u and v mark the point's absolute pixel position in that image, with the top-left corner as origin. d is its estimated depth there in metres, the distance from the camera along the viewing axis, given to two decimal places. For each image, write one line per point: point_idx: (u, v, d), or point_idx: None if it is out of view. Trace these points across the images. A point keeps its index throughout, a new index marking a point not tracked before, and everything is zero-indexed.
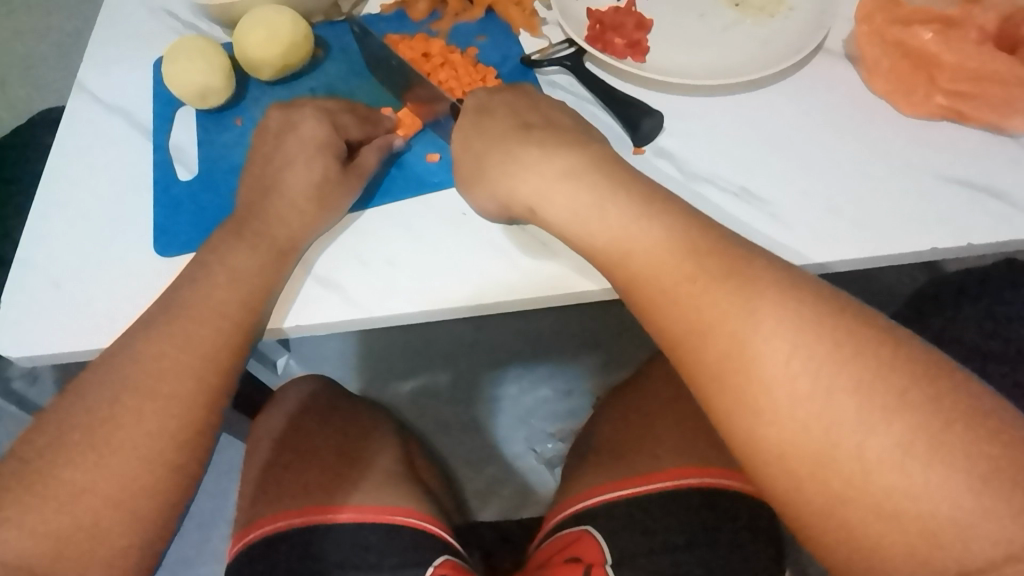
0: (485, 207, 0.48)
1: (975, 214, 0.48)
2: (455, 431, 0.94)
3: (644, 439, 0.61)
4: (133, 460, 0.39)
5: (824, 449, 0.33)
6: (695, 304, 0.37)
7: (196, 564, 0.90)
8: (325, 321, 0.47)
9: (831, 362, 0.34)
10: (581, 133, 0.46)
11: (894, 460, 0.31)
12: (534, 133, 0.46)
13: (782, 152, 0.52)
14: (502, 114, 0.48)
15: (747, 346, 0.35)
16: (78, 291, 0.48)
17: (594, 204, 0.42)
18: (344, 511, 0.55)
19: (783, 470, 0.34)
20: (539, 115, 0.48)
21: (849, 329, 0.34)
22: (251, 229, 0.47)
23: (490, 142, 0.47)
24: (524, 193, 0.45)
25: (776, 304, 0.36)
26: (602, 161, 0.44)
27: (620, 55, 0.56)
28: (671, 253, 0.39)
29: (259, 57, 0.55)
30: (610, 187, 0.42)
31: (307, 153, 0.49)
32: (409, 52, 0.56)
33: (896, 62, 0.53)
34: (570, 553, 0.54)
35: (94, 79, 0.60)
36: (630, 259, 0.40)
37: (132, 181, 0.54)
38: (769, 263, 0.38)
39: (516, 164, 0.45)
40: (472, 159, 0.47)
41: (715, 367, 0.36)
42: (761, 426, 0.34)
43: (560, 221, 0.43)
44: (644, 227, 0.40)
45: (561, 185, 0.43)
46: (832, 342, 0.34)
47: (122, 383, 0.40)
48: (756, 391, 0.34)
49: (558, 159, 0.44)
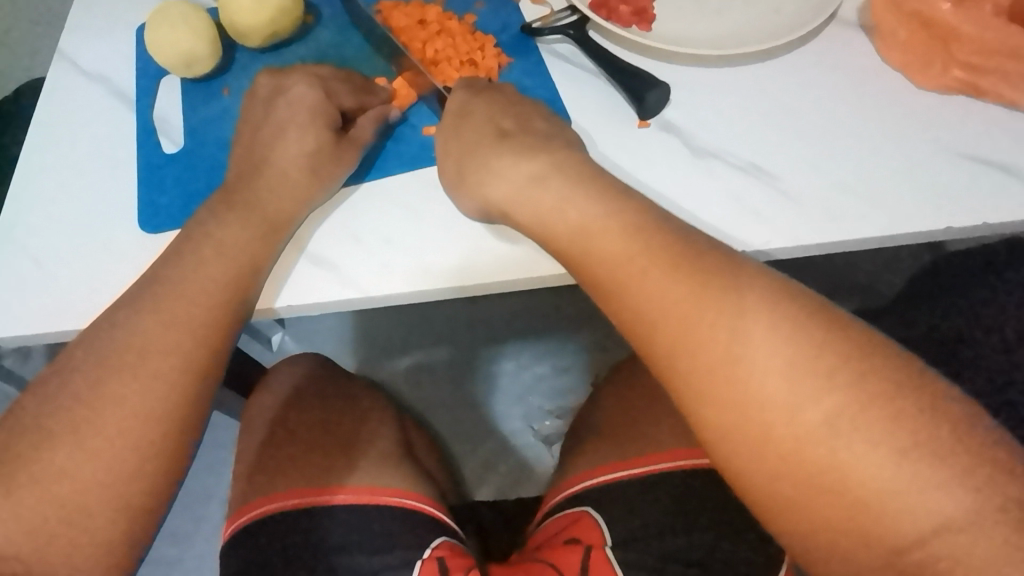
0: (465, 208, 0.46)
1: (992, 192, 0.46)
2: (454, 408, 0.94)
3: (644, 420, 0.60)
4: (118, 445, 0.38)
5: (824, 443, 0.31)
6: (665, 305, 0.36)
7: (193, 541, 0.89)
8: (318, 300, 0.46)
9: (805, 376, 0.32)
10: (553, 136, 0.45)
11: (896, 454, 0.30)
12: (509, 140, 0.44)
13: (789, 127, 0.50)
14: (479, 117, 0.46)
15: (723, 346, 0.34)
16: (61, 269, 0.47)
17: (558, 207, 0.41)
18: (341, 492, 0.54)
19: (781, 465, 0.32)
20: (514, 116, 0.46)
21: (822, 335, 0.33)
22: (242, 201, 0.46)
23: (467, 145, 0.45)
24: (495, 198, 0.43)
25: (747, 305, 0.34)
26: (570, 166, 0.42)
27: (626, 23, 0.54)
28: (641, 258, 0.37)
29: (245, 24, 0.52)
30: (574, 190, 0.41)
31: (299, 119, 0.48)
32: (402, 20, 0.54)
33: (912, 33, 0.51)
34: (570, 534, 0.53)
35: (74, 46, 0.57)
36: (594, 264, 0.39)
37: (116, 153, 0.52)
38: (744, 265, 0.36)
39: (489, 169, 0.44)
40: (449, 162, 0.46)
41: (701, 358, 0.34)
42: (754, 417, 0.32)
43: (531, 227, 0.42)
44: (607, 231, 0.39)
45: (531, 189, 0.42)
46: (801, 347, 0.33)
47: (106, 365, 0.39)
48: (744, 385, 0.33)
49: (529, 165, 0.43)
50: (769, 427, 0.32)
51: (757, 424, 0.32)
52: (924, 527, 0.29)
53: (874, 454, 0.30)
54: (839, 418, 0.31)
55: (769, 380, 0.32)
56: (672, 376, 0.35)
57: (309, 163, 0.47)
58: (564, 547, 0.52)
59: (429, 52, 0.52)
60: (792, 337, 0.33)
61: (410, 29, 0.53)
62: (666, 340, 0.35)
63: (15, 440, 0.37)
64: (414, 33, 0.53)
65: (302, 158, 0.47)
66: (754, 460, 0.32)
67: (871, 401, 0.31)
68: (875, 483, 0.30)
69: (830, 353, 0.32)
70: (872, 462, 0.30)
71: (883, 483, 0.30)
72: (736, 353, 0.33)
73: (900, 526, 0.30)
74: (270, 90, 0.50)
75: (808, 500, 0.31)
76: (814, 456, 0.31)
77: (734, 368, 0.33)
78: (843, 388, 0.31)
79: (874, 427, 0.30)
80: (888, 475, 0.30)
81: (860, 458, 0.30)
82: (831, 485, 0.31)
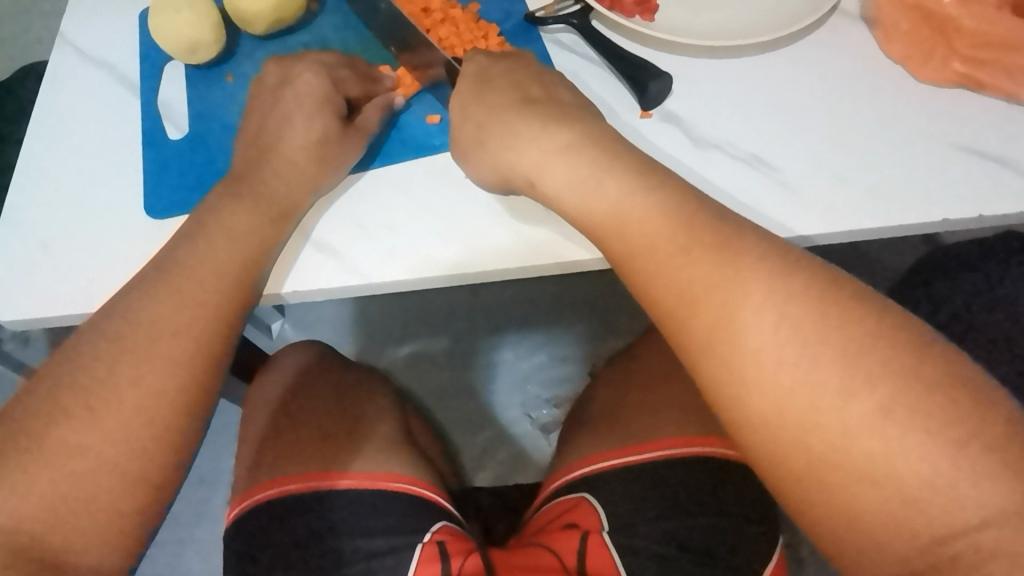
0: (483, 178, 0.46)
1: (989, 184, 0.47)
2: (454, 396, 0.94)
3: (643, 407, 0.61)
4: (128, 427, 0.38)
5: (821, 431, 0.32)
6: (687, 278, 0.37)
7: (195, 525, 0.90)
8: (324, 287, 0.46)
9: (836, 342, 0.33)
10: (581, 108, 0.45)
11: (891, 443, 0.31)
12: (536, 109, 0.45)
13: (790, 118, 0.50)
14: (504, 85, 0.46)
15: (735, 319, 0.35)
16: (66, 253, 0.47)
17: (591, 177, 0.41)
18: (344, 477, 0.55)
19: (779, 451, 0.33)
20: (540, 85, 0.47)
21: (845, 305, 0.34)
22: (249, 187, 0.46)
23: (491, 111, 0.46)
24: (523, 165, 0.43)
25: (765, 279, 0.35)
26: (602, 137, 0.43)
27: (628, 13, 0.54)
28: (677, 232, 0.38)
29: (249, 10, 0.52)
30: (607, 160, 0.41)
31: (306, 107, 0.48)
32: (405, 7, 0.53)
33: (914, 25, 0.51)
34: (568, 519, 0.54)
35: (76, 31, 0.57)
36: (625, 230, 0.40)
37: (119, 139, 0.52)
38: (762, 240, 0.37)
39: (516, 136, 0.44)
40: (472, 129, 0.46)
41: (704, 345, 0.35)
42: (752, 403, 0.34)
43: (557, 197, 0.43)
44: (642, 201, 0.39)
45: (561, 158, 0.42)
46: (823, 316, 0.33)
47: (115, 348, 0.39)
48: (747, 371, 0.34)
49: (559, 133, 0.43)
50: (778, 409, 0.33)
51: (796, 395, 0.33)
52: (920, 515, 0.30)
53: (903, 428, 0.31)
54: (877, 385, 0.31)
55: (805, 348, 0.33)
56: (699, 362, 0.36)
57: (315, 150, 0.47)
58: (563, 532, 0.52)
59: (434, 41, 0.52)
60: (819, 310, 0.34)
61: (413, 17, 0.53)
62: (704, 323, 0.36)
63: (24, 422, 0.37)
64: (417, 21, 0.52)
65: (308, 145, 0.47)
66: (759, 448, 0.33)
67: (891, 377, 0.31)
68: (870, 471, 0.31)
69: (857, 320, 0.33)
70: (889, 442, 0.31)
71: (879, 471, 0.31)
72: (764, 329, 0.34)
73: (897, 516, 0.31)
74: (275, 78, 0.50)
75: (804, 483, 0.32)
76: (818, 441, 0.32)
77: (768, 335, 0.34)
78: (870, 358, 0.32)
79: (902, 402, 0.31)
80: (884, 461, 0.31)
81: (877, 441, 0.31)
82: (830, 471, 0.32)
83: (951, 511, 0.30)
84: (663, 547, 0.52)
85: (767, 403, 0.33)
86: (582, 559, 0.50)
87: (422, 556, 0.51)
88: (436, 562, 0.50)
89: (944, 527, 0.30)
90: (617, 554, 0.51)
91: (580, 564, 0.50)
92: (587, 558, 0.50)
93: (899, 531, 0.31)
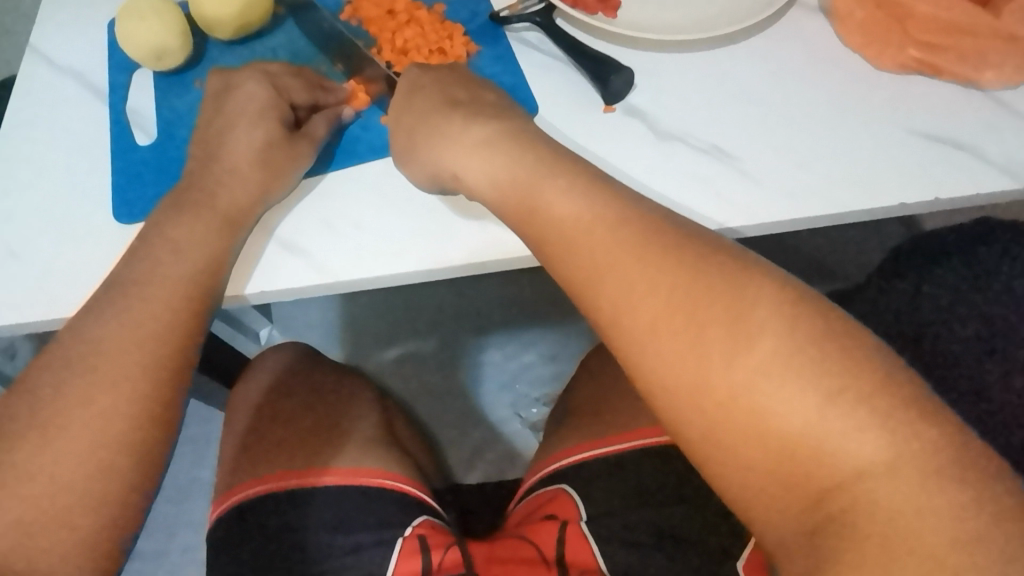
0: (417, 178, 0.47)
1: (946, 166, 0.48)
2: (439, 397, 0.95)
3: (622, 398, 0.62)
4: (98, 431, 0.39)
5: (754, 419, 0.33)
6: (605, 263, 0.38)
7: (181, 532, 0.90)
8: (290, 286, 0.46)
9: (746, 321, 0.34)
10: (504, 108, 0.47)
11: (828, 421, 0.32)
12: (459, 110, 0.46)
13: (753, 108, 0.51)
14: (430, 90, 0.48)
15: (643, 307, 0.36)
16: (38, 259, 0.47)
17: (506, 166, 0.43)
18: (328, 474, 0.56)
19: (711, 441, 0.34)
20: (466, 90, 0.48)
21: (765, 291, 0.35)
22: (193, 199, 0.46)
23: (416, 115, 0.47)
24: (449, 160, 0.45)
25: (697, 271, 0.36)
26: (522, 133, 0.44)
27: (592, 11, 0.54)
28: (584, 216, 0.39)
29: (215, 16, 0.53)
30: (521, 152, 0.43)
31: (249, 115, 0.48)
32: (371, 10, 0.55)
33: (869, 14, 0.53)
34: (547, 510, 0.55)
35: (46, 40, 0.58)
36: (537, 216, 0.41)
37: (89, 145, 0.53)
38: (675, 230, 0.38)
39: (437, 134, 0.46)
40: (404, 132, 0.47)
41: (649, 326, 0.36)
42: (686, 375, 0.34)
43: (479, 191, 0.44)
44: (551, 184, 0.41)
45: (476, 152, 0.44)
46: (754, 301, 0.35)
47: (87, 352, 0.41)
48: (712, 353, 0.34)
49: (478, 129, 0.45)
50: (699, 390, 0.34)
51: (694, 371, 0.34)
52: (855, 477, 0.31)
53: (803, 401, 0.32)
54: (777, 359, 0.33)
55: (730, 335, 0.34)
56: (613, 327, 0.37)
57: (262, 159, 0.47)
58: (542, 523, 0.53)
59: (399, 42, 0.53)
60: (744, 293, 0.35)
61: (380, 19, 0.54)
62: (606, 300, 0.38)
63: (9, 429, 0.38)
64: (382, 23, 0.54)
65: (254, 153, 0.47)
66: (699, 434, 0.35)
67: (800, 348, 0.33)
68: (806, 436, 0.32)
69: (768, 299, 0.35)
70: (789, 415, 0.32)
71: (815, 436, 0.32)
72: (695, 324, 0.35)
73: None
74: (219, 88, 0.50)
75: (739, 468, 0.34)
76: (750, 420, 0.33)
77: (672, 318, 0.36)
78: (776, 335, 0.33)
79: (813, 374, 0.32)
80: (818, 426, 0.32)
81: (780, 411, 0.32)
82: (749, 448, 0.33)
83: (863, 472, 0.31)
84: (640, 534, 0.51)
85: (674, 376, 0.35)
86: (561, 550, 0.51)
87: (402, 549, 0.51)
88: (416, 555, 0.51)
89: (849, 485, 0.31)
90: (599, 546, 0.51)
91: (559, 555, 0.51)
92: (565, 548, 0.51)
93: (816, 490, 0.32)
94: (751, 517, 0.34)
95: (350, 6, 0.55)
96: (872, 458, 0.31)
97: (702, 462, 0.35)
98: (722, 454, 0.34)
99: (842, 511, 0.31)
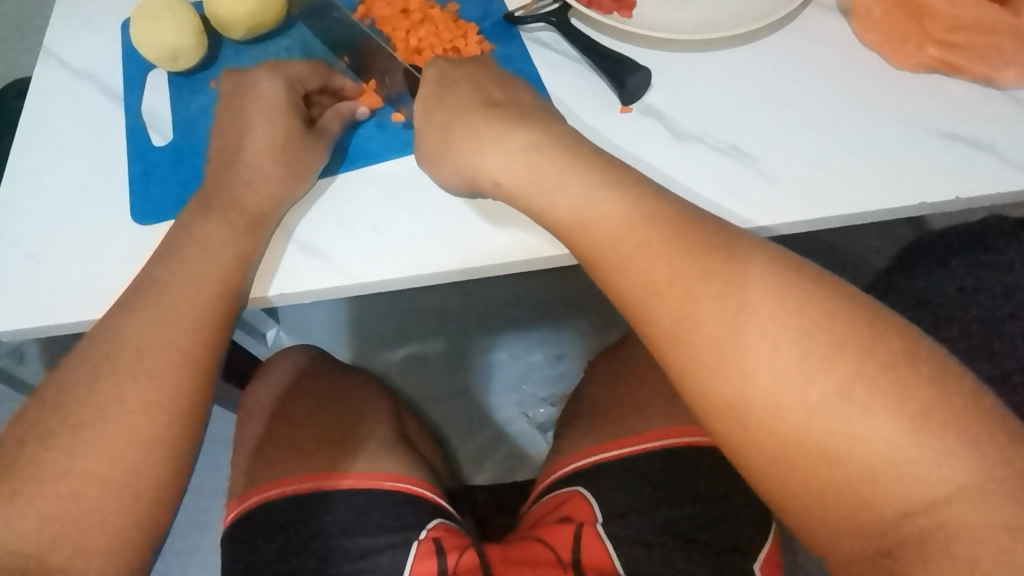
0: (449, 181, 0.46)
1: (968, 165, 0.48)
2: (449, 398, 0.95)
3: (637, 399, 0.61)
4: (130, 428, 0.39)
5: (792, 423, 0.33)
6: (648, 265, 0.38)
7: (197, 534, 0.90)
8: (310, 287, 0.46)
9: (807, 336, 0.34)
10: (543, 111, 0.46)
11: (831, 402, 0.33)
12: (499, 112, 0.46)
13: (774, 106, 0.51)
14: (465, 87, 0.47)
15: (694, 308, 0.36)
16: (57, 263, 0.47)
17: (555, 175, 0.42)
18: (345, 477, 0.55)
19: (750, 442, 0.34)
20: (501, 89, 0.47)
21: (823, 298, 0.35)
22: (215, 200, 0.46)
23: (453, 114, 0.46)
24: (488, 164, 0.44)
25: (761, 280, 0.36)
26: (567, 139, 0.44)
27: (606, 10, 0.54)
28: (640, 229, 0.39)
29: (229, 17, 0.53)
30: (570, 159, 0.42)
31: (267, 110, 0.48)
32: (384, 10, 0.54)
33: (886, 12, 0.52)
34: (562, 512, 0.54)
35: (61, 44, 0.57)
36: (591, 227, 0.40)
37: (104, 148, 0.52)
38: (715, 233, 0.39)
39: (478, 136, 0.45)
40: (437, 133, 0.46)
41: (670, 327, 0.37)
42: (715, 380, 0.35)
43: (522, 196, 0.43)
44: (604, 199, 0.41)
45: (527, 158, 0.43)
46: (812, 315, 0.34)
47: (116, 350, 0.41)
48: (733, 353, 0.35)
49: (522, 134, 0.44)
50: (737, 398, 0.35)
51: (737, 376, 0.35)
52: (875, 474, 0.32)
53: (865, 415, 0.32)
54: (851, 384, 0.32)
55: (759, 337, 0.35)
56: (653, 333, 0.38)
57: (281, 156, 0.47)
58: (557, 525, 0.53)
59: (413, 41, 0.53)
60: (794, 295, 0.35)
61: (392, 18, 0.54)
62: (671, 311, 0.37)
63: (33, 435, 0.38)
64: (395, 22, 0.54)
65: (272, 148, 0.48)
66: (746, 435, 0.35)
67: (859, 357, 0.33)
68: (880, 458, 0.32)
69: (833, 312, 0.34)
70: (851, 426, 0.32)
71: (875, 447, 0.32)
72: (742, 326, 0.35)
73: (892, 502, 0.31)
74: (233, 86, 0.50)
75: (773, 468, 0.34)
76: (790, 424, 0.33)
77: (730, 327, 0.35)
78: (833, 343, 0.33)
79: (878, 394, 0.32)
80: (841, 426, 0.32)
81: (844, 424, 0.32)
82: (777, 446, 0.34)
83: (939, 494, 0.31)
84: (658, 535, 0.52)
85: (736, 386, 0.35)
86: (577, 552, 0.50)
87: (419, 552, 0.51)
88: (432, 557, 0.51)
89: (932, 510, 0.31)
90: (612, 544, 0.51)
91: (575, 557, 0.50)
92: (582, 550, 0.51)
93: (845, 484, 0.32)
94: (795, 518, 0.34)
95: (363, 6, 0.55)
96: (895, 455, 0.31)
97: (741, 462, 0.35)
98: (758, 449, 0.34)
99: (919, 534, 0.31)
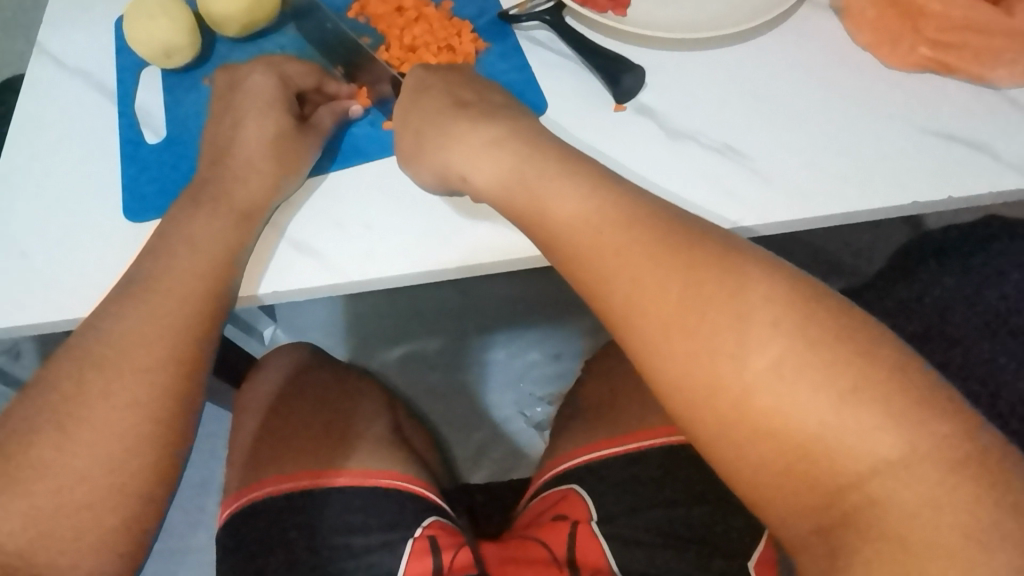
0: (424, 180, 0.47)
1: (959, 166, 0.48)
2: (444, 396, 0.95)
3: (632, 398, 0.61)
4: (119, 425, 0.39)
5: (759, 416, 0.33)
6: (615, 261, 0.38)
7: (194, 533, 0.90)
8: (303, 286, 0.46)
9: (781, 330, 0.33)
10: (509, 109, 0.47)
11: (824, 407, 0.32)
12: (467, 111, 0.46)
13: (766, 106, 0.51)
14: (438, 91, 0.48)
15: (664, 307, 0.36)
16: (49, 260, 0.47)
17: (516, 170, 0.43)
18: (341, 475, 0.55)
19: (723, 434, 0.34)
20: (474, 91, 0.48)
21: (794, 294, 0.34)
22: (208, 198, 0.46)
23: (425, 117, 0.47)
24: (458, 163, 0.45)
25: (735, 277, 0.35)
26: (531, 134, 0.44)
27: (602, 8, 0.54)
28: (596, 218, 0.39)
29: (223, 14, 0.53)
30: (529, 152, 0.43)
31: (259, 106, 0.49)
32: (379, 7, 0.54)
33: (880, 13, 0.52)
34: (557, 511, 0.54)
35: (55, 41, 0.57)
36: (551, 222, 0.41)
37: (97, 145, 0.52)
38: (716, 238, 0.38)
39: (447, 136, 0.45)
40: (410, 135, 0.47)
41: (629, 321, 0.37)
42: (680, 374, 0.35)
43: (488, 191, 0.44)
44: (562, 189, 0.41)
45: (487, 153, 0.44)
46: (781, 307, 0.34)
47: (107, 348, 0.40)
48: (699, 349, 0.34)
49: (486, 129, 0.45)
50: (708, 386, 0.34)
51: (707, 368, 0.34)
52: (863, 476, 0.31)
53: (818, 400, 0.32)
54: (784, 360, 0.33)
55: (731, 332, 0.34)
56: (626, 328, 0.37)
57: (273, 154, 0.47)
58: (552, 524, 0.53)
59: (407, 39, 0.53)
60: (783, 296, 0.34)
61: (388, 16, 0.54)
62: (644, 309, 0.36)
63: (23, 433, 0.38)
64: (391, 21, 0.54)
65: (264, 146, 0.48)
66: (712, 428, 0.34)
67: (819, 346, 0.33)
68: (851, 448, 0.31)
69: (797, 302, 0.34)
70: (807, 411, 0.32)
71: (841, 433, 0.31)
72: (716, 320, 0.35)
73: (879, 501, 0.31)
74: (226, 84, 0.50)
75: (760, 468, 0.33)
76: (762, 410, 0.33)
77: (691, 321, 0.35)
78: (796, 331, 0.33)
79: (816, 372, 0.32)
80: (834, 422, 0.31)
81: (800, 409, 0.32)
82: (765, 442, 0.33)
83: (911, 482, 0.30)
84: (653, 534, 0.52)
85: (696, 379, 0.34)
86: (572, 551, 0.51)
87: (413, 550, 0.51)
88: (427, 555, 0.51)
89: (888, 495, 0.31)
90: (606, 543, 0.51)
91: (570, 556, 0.50)
92: (577, 549, 0.51)
93: (834, 486, 0.32)
94: (777, 519, 0.34)
95: (357, 4, 0.55)
96: (889, 455, 0.31)
97: (722, 464, 0.35)
98: (739, 447, 0.34)
99: (854, 509, 0.31)
